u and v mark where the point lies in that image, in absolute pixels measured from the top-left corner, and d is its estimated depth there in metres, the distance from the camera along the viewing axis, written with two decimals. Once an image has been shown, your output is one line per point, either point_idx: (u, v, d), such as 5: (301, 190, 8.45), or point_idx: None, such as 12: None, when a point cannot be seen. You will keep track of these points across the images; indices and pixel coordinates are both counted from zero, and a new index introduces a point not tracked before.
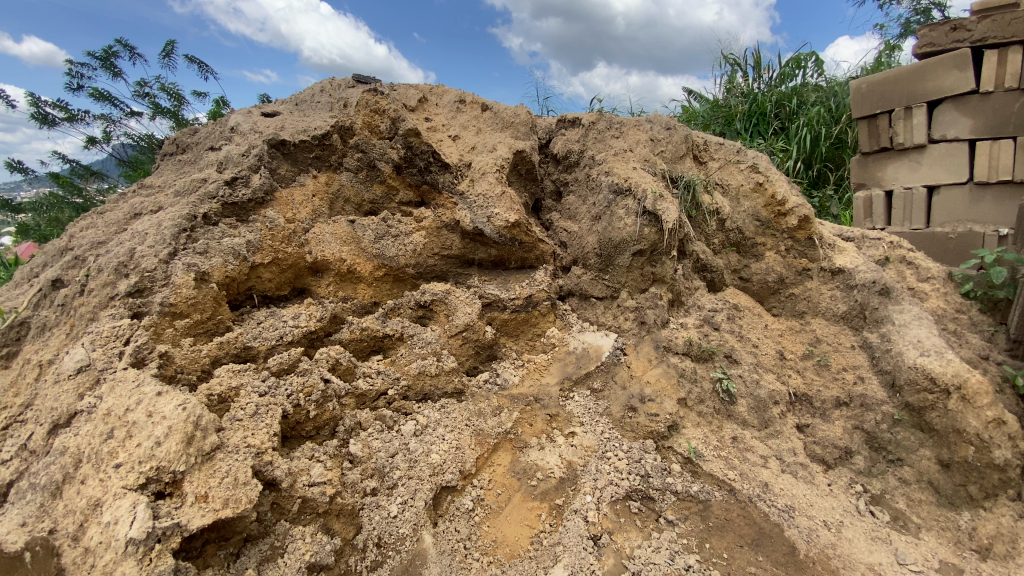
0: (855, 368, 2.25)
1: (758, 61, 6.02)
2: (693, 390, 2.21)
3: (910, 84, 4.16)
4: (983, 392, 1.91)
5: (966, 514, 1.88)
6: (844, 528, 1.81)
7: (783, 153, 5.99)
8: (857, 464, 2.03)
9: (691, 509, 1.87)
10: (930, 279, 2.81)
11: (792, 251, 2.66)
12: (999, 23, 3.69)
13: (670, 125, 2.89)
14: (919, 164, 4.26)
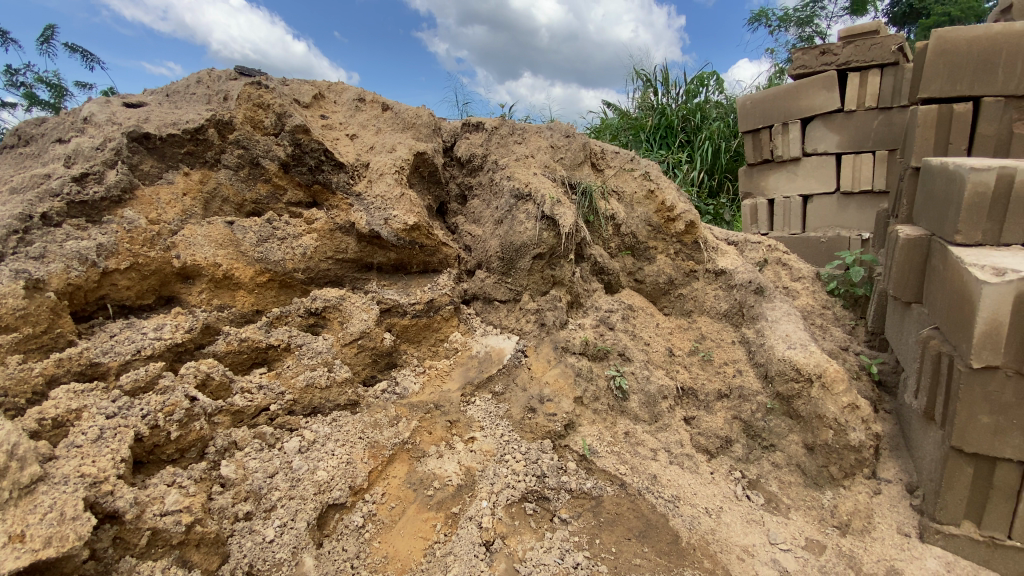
0: (734, 362, 2.43)
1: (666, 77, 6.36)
2: (589, 389, 2.25)
3: (787, 102, 4.57)
4: (838, 380, 2.11)
5: (829, 492, 2.01)
6: (722, 513, 1.91)
7: (687, 164, 6.40)
8: (736, 452, 2.17)
9: (584, 506, 1.90)
10: (801, 279, 3.08)
11: (681, 254, 2.83)
12: (860, 48, 4.14)
13: (569, 133, 2.96)
14: (795, 175, 4.70)
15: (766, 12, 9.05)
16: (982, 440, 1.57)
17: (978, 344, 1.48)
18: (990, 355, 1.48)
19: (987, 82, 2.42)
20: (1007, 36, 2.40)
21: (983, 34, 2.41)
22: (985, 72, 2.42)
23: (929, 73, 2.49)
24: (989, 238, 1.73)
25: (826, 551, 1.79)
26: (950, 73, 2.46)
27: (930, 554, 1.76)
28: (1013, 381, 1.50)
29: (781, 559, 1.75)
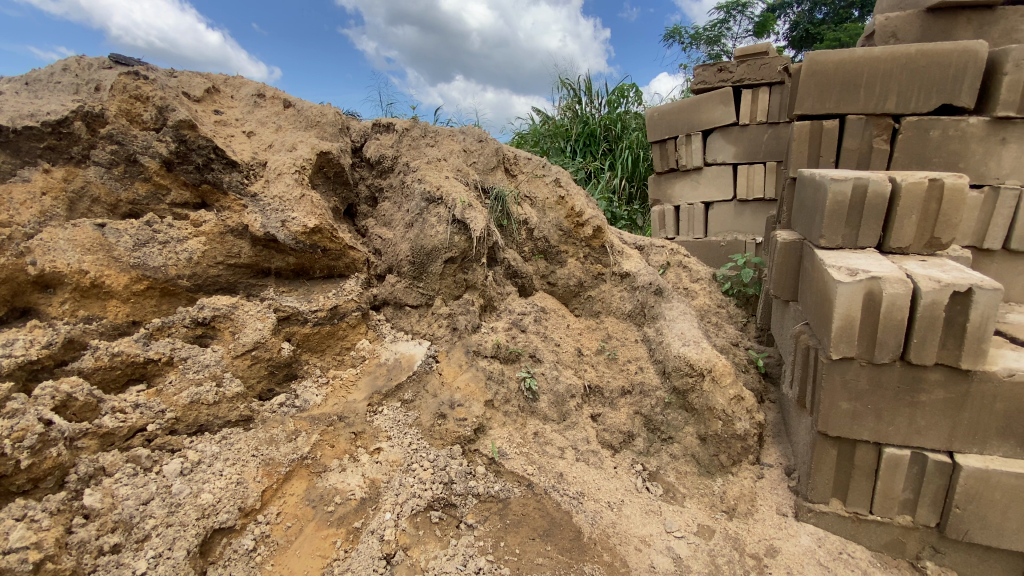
0: (636, 360, 2.55)
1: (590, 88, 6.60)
2: (500, 391, 2.26)
3: (689, 115, 4.88)
4: (726, 373, 2.27)
5: (719, 479, 2.16)
6: (623, 506, 1.99)
7: (607, 172, 6.66)
8: (637, 445, 2.27)
9: (491, 509, 1.89)
10: (699, 280, 3.29)
11: (590, 257, 2.91)
12: (752, 67, 4.51)
13: (482, 137, 2.98)
14: (698, 183, 5.04)
15: (679, 29, 9.61)
16: (842, 424, 1.72)
17: (836, 338, 1.61)
18: (846, 347, 1.61)
19: (851, 101, 2.65)
20: (868, 60, 2.58)
21: (848, 57, 2.60)
22: (849, 92, 2.65)
23: (802, 93, 2.73)
24: (848, 242, 1.93)
25: (714, 535, 1.90)
26: (820, 93, 2.70)
27: (804, 531, 1.91)
28: (867, 369, 1.64)
29: (674, 546, 1.84)
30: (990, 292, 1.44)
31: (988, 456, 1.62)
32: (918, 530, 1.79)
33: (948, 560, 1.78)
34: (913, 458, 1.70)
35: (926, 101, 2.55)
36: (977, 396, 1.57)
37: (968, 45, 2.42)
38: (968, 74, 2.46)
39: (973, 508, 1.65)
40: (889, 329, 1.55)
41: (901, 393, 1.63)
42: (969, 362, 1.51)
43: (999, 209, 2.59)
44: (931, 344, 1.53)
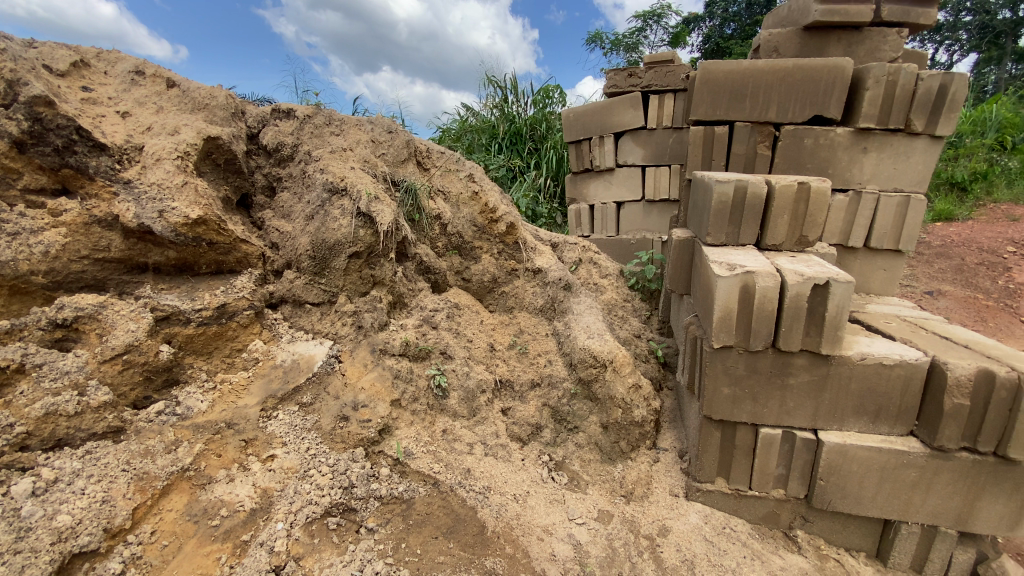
0: (546, 353, 2.58)
1: (517, 86, 6.64)
2: (407, 390, 2.17)
3: (601, 117, 5.03)
4: (626, 363, 2.36)
5: (620, 465, 2.25)
6: (528, 497, 2.01)
7: (530, 171, 6.76)
8: (544, 437, 2.31)
9: (394, 511, 1.83)
10: (608, 276, 3.41)
11: (504, 253, 2.90)
12: (659, 74, 4.75)
13: (391, 129, 2.88)
14: (611, 183, 5.23)
15: (600, 34, 9.91)
16: (724, 408, 1.85)
17: (717, 328, 1.73)
18: (726, 336, 1.73)
19: (739, 110, 2.86)
20: (753, 71, 2.79)
21: (736, 68, 2.80)
22: (737, 101, 2.86)
23: (697, 100, 2.91)
24: (730, 240, 2.08)
25: (613, 519, 1.97)
26: (712, 100, 2.88)
27: (693, 510, 2.04)
28: (743, 356, 1.78)
29: (575, 533, 1.88)
30: (844, 285, 1.59)
31: (846, 432, 1.79)
32: (790, 502, 1.96)
33: (815, 528, 1.96)
34: (784, 437, 1.86)
35: (801, 112, 2.80)
36: (835, 378, 1.73)
37: (837, 62, 2.68)
38: (835, 89, 2.73)
39: (833, 480, 1.82)
40: (761, 319, 1.69)
41: (773, 377, 1.78)
42: (828, 347, 1.67)
43: (861, 211, 2.89)
44: (797, 332, 1.68)
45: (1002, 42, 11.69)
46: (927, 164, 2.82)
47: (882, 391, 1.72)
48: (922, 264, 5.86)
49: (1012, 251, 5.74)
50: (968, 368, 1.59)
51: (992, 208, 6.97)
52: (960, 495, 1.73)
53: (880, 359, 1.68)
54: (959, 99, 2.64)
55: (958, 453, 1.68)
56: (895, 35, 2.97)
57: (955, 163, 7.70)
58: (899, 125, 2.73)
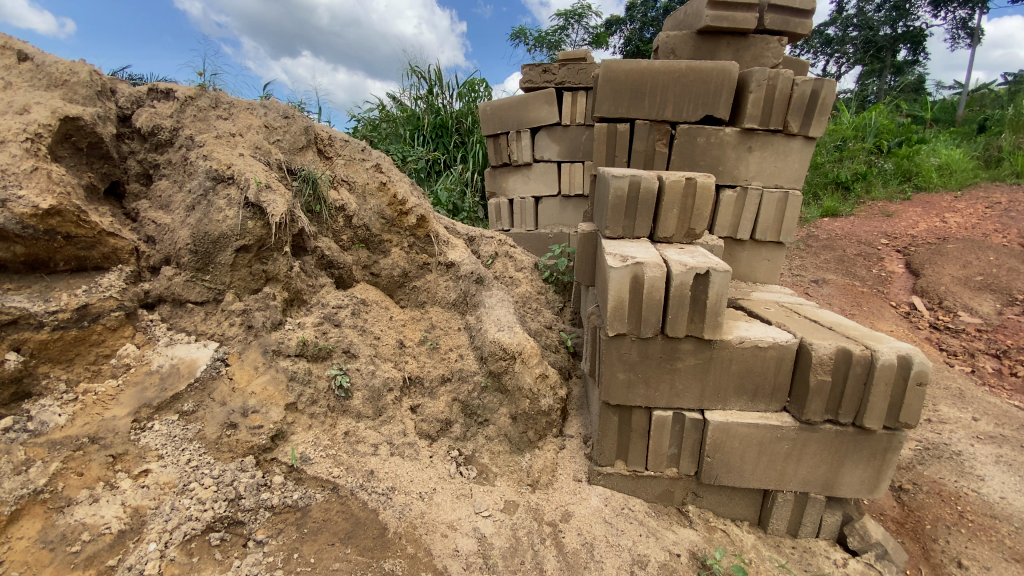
0: (458, 348, 2.50)
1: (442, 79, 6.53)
2: (304, 392, 2.04)
3: (518, 111, 5.02)
4: (534, 354, 2.38)
5: (527, 454, 2.28)
6: (435, 494, 1.96)
7: (457, 166, 6.69)
8: (454, 432, 2.26)
9: (287, 520, 1.72)
10: (523, 269, 3.43)
11: (414, 247, 2.80)
12: (572, 71, 4.87)
13: (288, 113, 2.67)
14: (528, 178, 5.26)
15: (524, 30, 9.98)
16: (620, 393, 1.92)
17: (611, 316, 1.79)
18: (619, 324, 1.80)
19: (639, 108, 2.99)
20: (651, 71, 2.90)
21: (636, 67, 2.90)
22: (637, 100, 2.98)
23: (601, 97, 3.00)
24: (626, 233, 2.17)
25: (519, 509, 1.98)
26: (614, 98, 2.98)
27: (594, 493, 2.10)
28: (636, 343, 1.85)
29: (480, 526, 1.87)
30: (722, 274, 1.70)
31: (729, 410, 1.92)
32: (682, 479, 2.07)
33: (705, 502, 2.10)
34: (675, 418, 1.96)
35: (694, 111, 2.96)
36: (718, 361, 1.85)
37: (724, 66, 2.85)
38: (723, 91, 2.90)
39: (719, 456, 1.95)
40: (651, 307, 1.76)
41: (663, 362, 1.87)
42: (711, 332, 1.78)
43: (747, 206, 3.12)
44: (682, 319, 1.77)
45: (883, 56, 13.15)
46: (803, 163, 3.08)
47: (758, 371, 1.86)
48: (810, 256, 6.46)
49: (884, 244, 6.45)
50: (829, 347, 1.75)
51: (869, 205, 7.80)
52: (826, 463, 1.91)
53: (756, 342, 1.82)
54: (827, 104, 2.90)
55: (823, 425, 1.85)
56: (775, 44, 3.22)
57: (840, 164, 8.54)
58: (778, 126, 2.96)
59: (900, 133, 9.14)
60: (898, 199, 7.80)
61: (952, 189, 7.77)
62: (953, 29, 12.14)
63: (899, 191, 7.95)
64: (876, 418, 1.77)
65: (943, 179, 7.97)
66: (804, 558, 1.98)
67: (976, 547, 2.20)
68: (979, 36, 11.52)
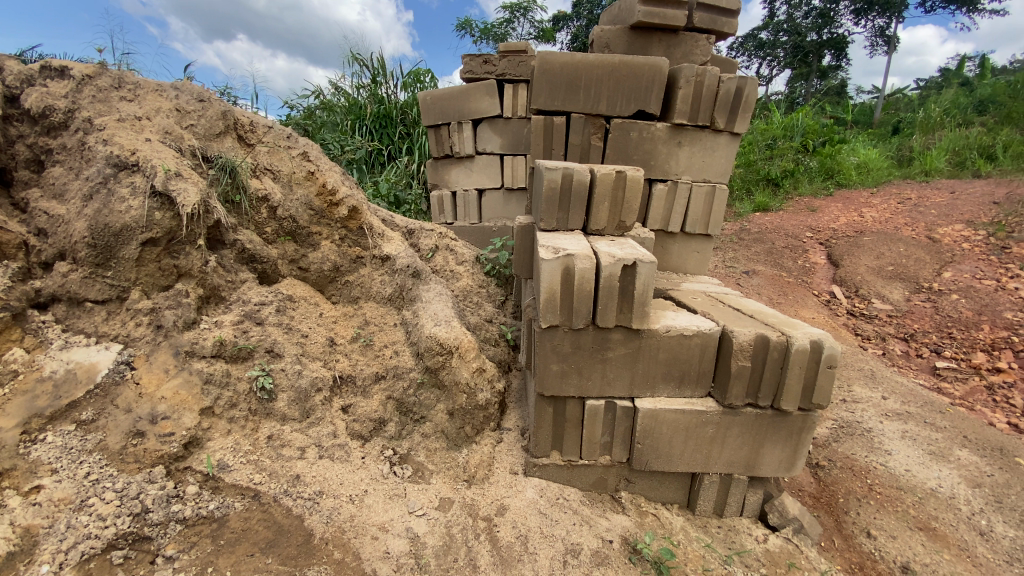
0: (393, 344, 2.41)
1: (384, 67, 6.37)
2: (222, 396, 1.91)
3: (459, 102, 4.95)
4: (470, 348, 2.34)
5: (465, 449, 2.24)
6: (366, 496, 1.89)
7: (404, 157, 6.53)
8: (388, 431, 2.18)
9: (201, 533, 1.61)
10: (464, 263, 3.37)
11: (346, 240, 2.67)
12: (512, 63, 4.83)
13: (203, 96, 2.48)
14: (471, 170, 5.20)
15: (469, 21, 9.88)
16: (554, 384, 1.92)
17: (543, 308, 1.78)
18: (552, 316, 1.79)
19: (574, 101, 3.00)
20: (585, 64, 2.92)
21: (570, 60, 2.91)
22: (572, 93, 2.99)
23: (537, 89, 2.99)
24: (560, 225, 2.17)
25: (454, 506, 1.95)
26: (550, 90, 2.99)
27: (530, 485, 2.10)
28: (569, 334, 1.85)
29: (413, 526, 1.82)
30: (648, 265, 1.74)
31: (657, 397, 1.97)
32: (615, 466, 2.11)
33: (637, 487, 2.15)
34: (607, 406, 1.99)
35: (627, 106, 3.00)
36: (647, 349, 1.89)
37: (655, 62, 2.90)
38: (654, 86, 2.96)
39: (648, 442, 2.00)
40: (582, 298, 1.77)
41: (594, 352, 1.89)
42: (639, 322, 1.81)
43: (677, 200, 3.23)
44: (611, 309, 1.79)
45: (810, 60, 13.97)
46: (729, 158, 3.20)
47: (684, 359, 1.91)
48: (743, 249, 6.78)
49: (809, 237, 6.87)
50: (749, 335, 1.83)
51: (796, 201, 8.28)
52: (747, 445, 2.00)
53: (681, 330, 1.87)
54: (750, 101, 3.02)
55: (744, 409, 1.93)
56: (704, 41, 3.32)
57: (770, 162, 9.01)
58: (705, 122, 3.06)
59: (826, 133, 9.74)
60: (821, 195, 8.32)
61: (869, 186, 8.38)
62: (872, 37, 13.05)
63: (823, 187, 8.49)
64: (792, 400, 1.87)
65: (861, 176, 8.60)
66: (728, 536, 2.06)
67: (882, 517, 2.37)
68: (894, 45, 12.45)
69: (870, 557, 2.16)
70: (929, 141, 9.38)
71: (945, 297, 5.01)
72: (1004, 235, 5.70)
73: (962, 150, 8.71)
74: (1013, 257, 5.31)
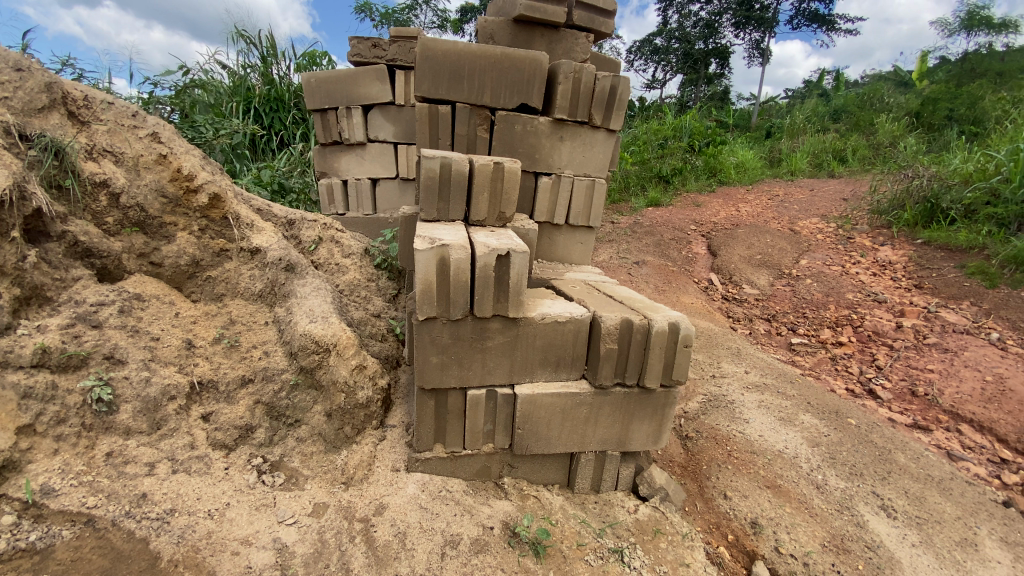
0: (263, 344, 2.24)
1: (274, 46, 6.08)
2: (47, 411, 1.65)
3: (346, 87, 4.71)
4: (350, 345, 2.25)
5: (344, 451, 2.16)
6: (228, 509, 1.74)
7: (297, 146, 6.14)
8: (257, 438, 2.03)
9: (18, 568, 1.38)
10: (351, 255, 3.22)
11: (208, 232, 2.43)
12: (403, 49, 4.68)
13: (20, 64, 2.10)
14: (363, 159, 4.97)
15: (370, 4, 9.47)
16: (434, 376, 1.90)
17: (420, 300, 1.75)
18: (429, 308, 1.77)
19: (458, 90, 2.98)
20: (468, 54, 2.90)
21: (452, 48, 2.87)
22: (456, 83, 2.96)
23: (419, 76, 2.93)
24: (440, 215, 2.15)
25: (328, 510, 1.86)
26: (434, 78, 2.94)
27: (411, 481, 2.07)
28: (447, 326, 1.84)
29: (282, 536, 1.71)
30: (522, 255, 1.77)
31: (535, 383, 2.02)
32: (498, 453, 2.15)
33: (519, 472, 2.20)
34: (488, 395, 2.01)
35: (510, 99, 3.03)
36: (523, 337, 1.93)
37: (536, 56, 2.95)
38: (536, 81, 3.00)
39: (528, 427, 2.05)
40: (458, 289, 1.76)
41: (473, 342, 1.89)
42: (514, 311, 1.84)
43: (561, 192, 3.34)
44: (488, 299, 1.80)
45: (696, 66, 15.12)
46: (607, 154, 3.36)
47: (559, 344, 1.98)
48: (635, 241, 7.22)
49: (693, 229, 7.45)
50: (615, 319, 1.93)
51: (685, 196, 8.94)
52: (618, 422, 2.12)
53: (555, 317, 1.93)
54: (624, 100, 3.19)
55: (614, 389, 2.05)
56: (583, 40, 3.44)
57: (662, 160, 9.66)
58: (584, 118, 3.18)
59: (711, 133, 10.59)
60: (705, 192, 9.06)
61: (745, 184, 9.26)
62: (750, 49, 14.37)
63: (707, 185, 9.25)
64: (654, 377, 2.01)
65: (739, 175, 9.50)
66: (603, 510, 2.18)
67: (737, 479, 2.64)
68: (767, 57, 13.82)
69: (725, 516, 2.41)
70: (794, 145, 10.55)
71: (801, 282, 5.67)
72: (849, 227, 6.56)
73: (821, 153, 9.90)
74: (855, 246, 6.13)
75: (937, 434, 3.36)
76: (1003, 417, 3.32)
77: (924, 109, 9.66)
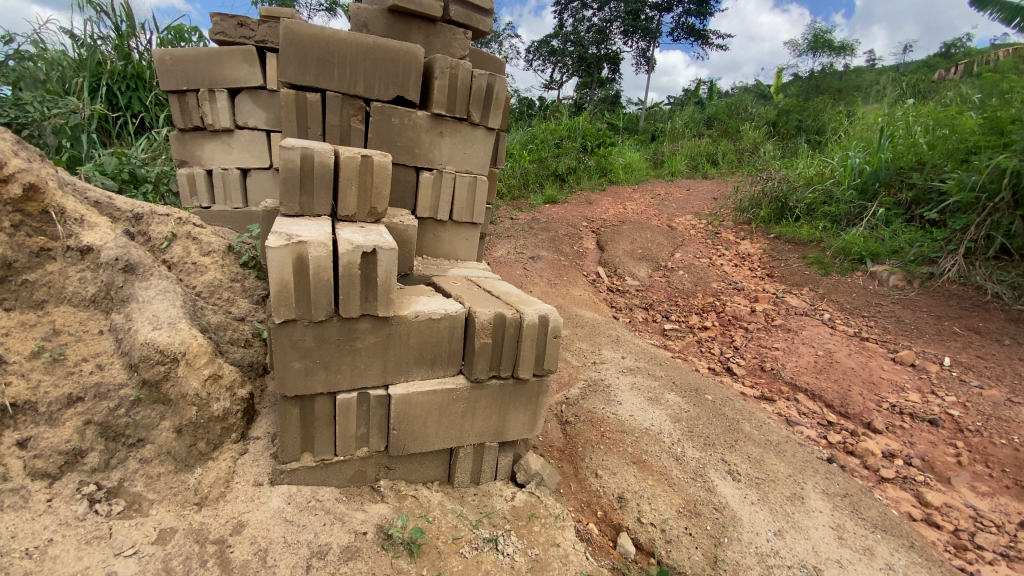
0: (96, 357, 1.97)
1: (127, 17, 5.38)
2: None
3: (208, 67, 4.28)
4: (202, 353, 2.04)
5: (198, 469, 1.97)
6: (50, 546, 1.55)
7: (161, 132, 5.47)
8: (89, 463, 1.80)
9: None
10: (211, 253, 2.89)
11: (23, 228, 2.05)
12: (273, 30, 4.31)
13: None
14: (230, 147, 4.54)
15: None
16: (297, 382, 1.82)
17: (275, 302, 1.66)
18: (286, 310, 1.68)
19: (327, 78, 2.85)
20: (337, 40, 2.79)
21: (320, 33, 2.75)
22: (325, 70, 2.84)
23: (284, 60, 2.77)
24: (305, 210, 2.05)
25: (175, 535, 1.70)
26: (300, 63, 2.80)
27: (276, 494, 1.95)
28: (310, 328, 1.76)
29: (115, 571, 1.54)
30: (388, 252, 1.74)
31: (410, 382, 2.01)
32: (373, 456, 2.10)
33: (396, 472, 2.18)
34: (359, 398, 1.95)
35: (384, 91, 2.95)
36: (395, 336, 1.90)
37: (410, 48, 2.89)
38: (411, 74, 2.95)
39: (404, 426, 2.03)
40: (319, 289, 1.70)
41: (341, 343, 1.83)
42: (383, 310, 1.81)
43: (443, 188, 3.32)
44: (353, 299, 1.75)
45: (587, 69, 15.84)
46: (488, 151, 3.40)
47: (434, 341, 1.98)
48: (531, 236, 7.43)
49: (585, 226, 7.82)
50: (489, 313, 1.98)
51: (578, 194, 9.35)
52: (495, 414, 2.17)
53: (428, 314, 1.93)
54: (502, 98, 3.23)
55: (490, 382, 2.10)
56: (462, 35, 3.43)
57: (557, 159, 10.01)
58: (463, 115, 3.18)
59: (601, 134, 11.17)
60: (597, 190, 9.54)
61: (632, 184, 9.91)
62: (637, 56, 15.36)
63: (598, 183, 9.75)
64: (527, 368, 2.09)
65: (626, 175, 10.13)
66: (481, 501, 2.23)
67: (609, 458, 2.84)
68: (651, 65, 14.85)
69: (597, 493, 2.59)
70: (674, 148, 11.49)
71: (675, 273, 6.21)
72: (717, 224, 7.29)
73: (696, 157, 10.88)
74: (722, 240, 6.83)
75: (780, 404, 3.88)
76: (828, 386, 3.92)
77: (779, 121, 10.99)
